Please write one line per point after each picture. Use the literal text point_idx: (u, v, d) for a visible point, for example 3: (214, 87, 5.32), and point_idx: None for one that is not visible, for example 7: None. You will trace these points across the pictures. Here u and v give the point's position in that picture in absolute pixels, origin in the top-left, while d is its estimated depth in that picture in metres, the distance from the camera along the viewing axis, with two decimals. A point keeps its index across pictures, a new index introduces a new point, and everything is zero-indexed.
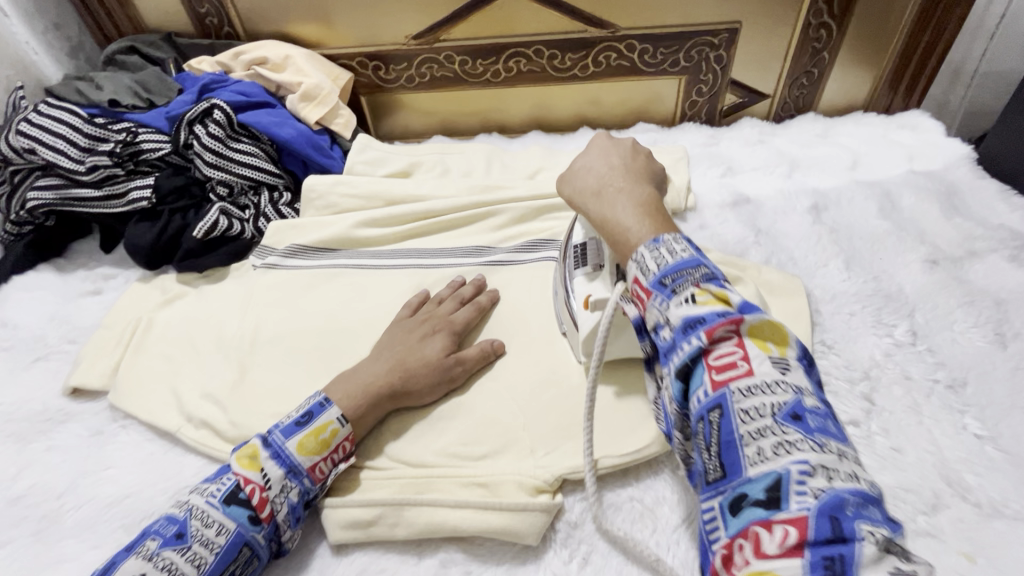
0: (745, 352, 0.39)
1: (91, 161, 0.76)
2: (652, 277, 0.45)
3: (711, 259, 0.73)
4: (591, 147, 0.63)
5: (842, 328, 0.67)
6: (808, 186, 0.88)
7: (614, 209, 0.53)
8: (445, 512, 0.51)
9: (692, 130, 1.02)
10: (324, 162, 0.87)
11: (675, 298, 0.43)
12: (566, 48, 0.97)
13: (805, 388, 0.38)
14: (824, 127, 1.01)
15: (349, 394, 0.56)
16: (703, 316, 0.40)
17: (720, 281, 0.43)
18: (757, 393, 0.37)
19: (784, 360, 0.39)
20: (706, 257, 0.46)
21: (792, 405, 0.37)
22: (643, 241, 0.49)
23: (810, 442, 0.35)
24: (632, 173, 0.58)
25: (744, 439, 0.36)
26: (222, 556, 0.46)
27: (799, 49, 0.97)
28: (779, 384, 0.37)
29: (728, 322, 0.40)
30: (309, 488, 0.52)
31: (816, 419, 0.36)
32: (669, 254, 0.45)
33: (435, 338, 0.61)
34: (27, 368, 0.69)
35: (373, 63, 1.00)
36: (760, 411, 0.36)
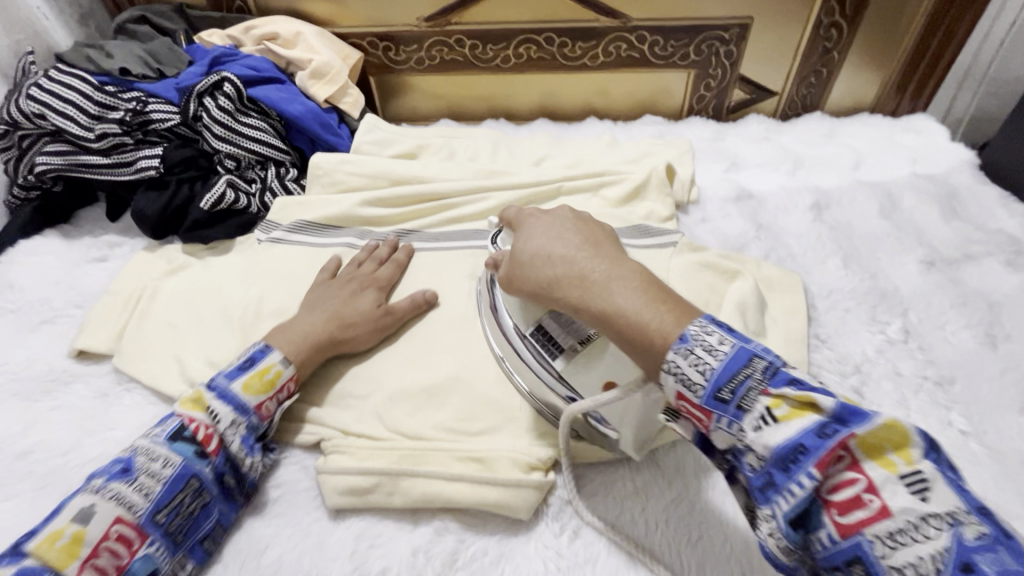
0: (868, 481, 0.33)
1: (100, 129, 0.77)
2: (703, 393, 0.38)
3: (710, 251, 0.74)
4: (534, 232, 0.52)
5: (836, 323, 0.68)
6: (811, 185, 0.89)
7: (613, 298, 0.43)
8: (440, 484, 0.53)
9: (698, 125, 1.03)
10: (332, 140, 0.88)
11: (746, 419, 0.37)
12: (576, 36, 0.97)
13: (961, 509, 0.31)
14: (830, 127, 1.02)
15: (290, 342, 0.59)
16: (798, 440, 0.34)
17: (787, 373, 0.37)
18: (901, 541, 0.31)
19: (918, 474, 0.32)
20: (753, 341, 0.39)
21: (954, 550, 0.30)
22: (667, 340, 0.40)
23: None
24: (602, 247, 0.48)
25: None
26: (169, 486, 0.49)
27: (809, 48, 0.97)
28: (923, 518, 0.31)
29: (832, 446, 0.33)
30: (258, 424, 0.55)
31: (989, 558, 0.29)
32: (709, 355, 0.38)
33: (365, 293, 0.66)
34: (33, 330, 0.70)
35: (384, 43, 1.00)
36: (916, 564, 0.30)
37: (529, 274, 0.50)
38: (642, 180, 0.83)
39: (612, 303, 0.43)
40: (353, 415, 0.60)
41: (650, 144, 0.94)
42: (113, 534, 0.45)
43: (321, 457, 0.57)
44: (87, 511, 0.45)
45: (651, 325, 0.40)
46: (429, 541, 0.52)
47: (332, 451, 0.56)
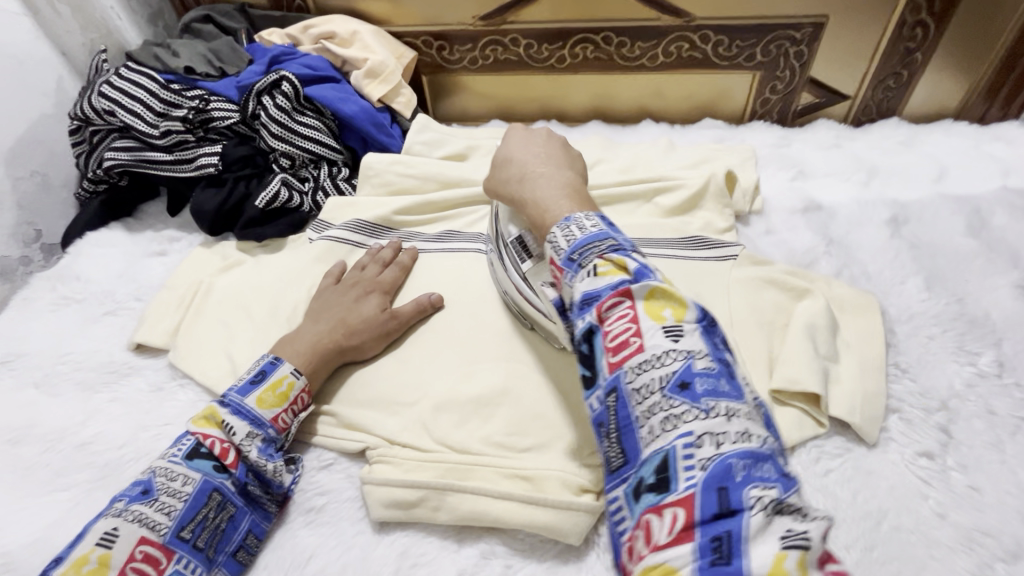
0: (637, 325, 0.41)
1: (165, 126, 0.79)
2: (563, 255, 0.47)
3: (775, 266, 0.70)
4: (510, 140, 0.64)
5: (918, 351, 0.62)
6: (888, 197, 0.82)
7: (536, 189, 0.56)
8: (485, 503, 0.51)
9: (762, 130, 0.97)
10: (384, 140, 0.87)
11: (580, 273, 0.45)
12: (636, 36, 0.94)
13: (699, 352, 0.40)
14: (909, 134, 0.94)
15: (298, 352, 0.59)
16: (598, 290, 0.43)
17: (626, 251, 0.45)
18: (649, 373, 0.39)
19: (678, 326, 0.41)
20: (619, 231, 0.47)
21: (680, 375, 0.38)
22: (558, 218, 0.51)
23: (694, 413, 0.37)
24: (553, 158, 0.60)
25: (639, 419, 0.39)
26: (191, 502, 0.49)
27: (889, 49, 0.90)
28: (668, 355, 0.39)
29: (618, 296, 0.42)
30: (276, 436, 0.55)
31: (705, 383, 0.38)
32: (578, 230, 0.47)
33: (370, 299, 0.65)
34: (96, 322, 0.72)
35: (438, 43, 0.99)
36: (650, 386, 0.39)
37: (494, 174, 0.63)
38: (702, 189, 0.78)
39: (534, 193, 0.56)
40: (399, 423, 0.58)
41: (710, 149, 0.89)
42: (139, 555, 0.45)
43: (366, 467, 0.56)
44: (110, 535, 0.45)
45: (548, 211, 0.53)
46: (475, 563, 0.50)
47: (377, 461, 0.55)
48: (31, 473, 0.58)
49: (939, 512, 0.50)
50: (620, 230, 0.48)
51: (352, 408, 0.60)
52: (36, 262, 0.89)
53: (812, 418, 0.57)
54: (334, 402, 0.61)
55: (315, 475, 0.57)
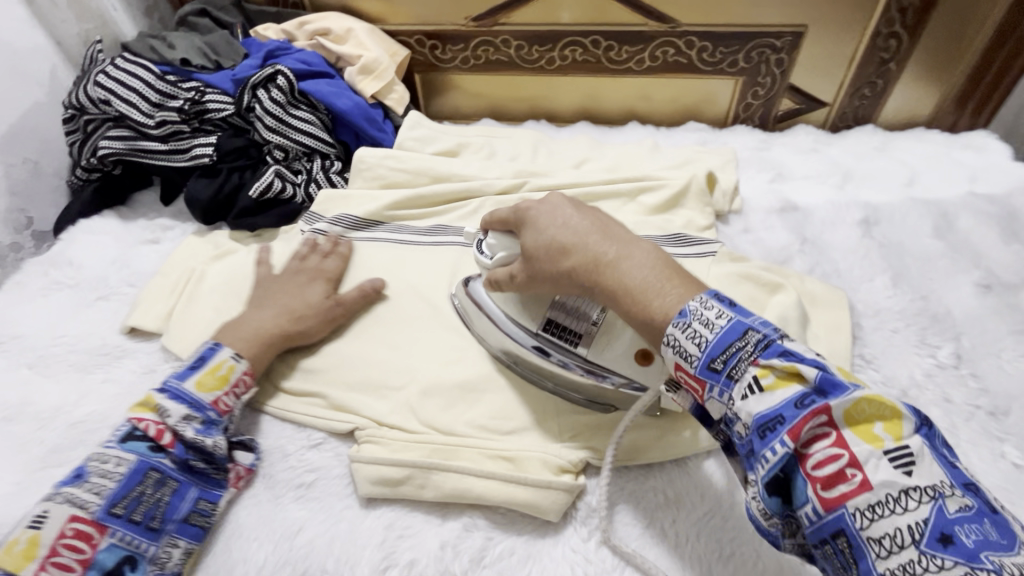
0: (852, 456, 0.35)
1: (160, 116, 0.80)
2: (699, 364, 0.40)
3: (751, 262, 0.73)
4: (538, 218, 0.52)
5: (883, 344, 0.66)
6: (860, 200, 0.86)
7: (626, 276, 0.45)
8: (467, 480, 0.53)
9: (744, 134, 1.01)
10: (376, 135, 0.90)
11: (737, 387, 0.39)
12: (624, 40, 0.97)
13: (945, 486, 0.34)
14: (883, 140, 0.98)
15: (243, 339, 0.61)
16: (780, 411, 0.36)
17: (781, 346, 0.38)
18: (883, 514, 0.33)
19: (905, 448, 0.35)
20: (749, 313, 0.41)
21: (935, 521, 0.32)
22: (667, 313, 0.42)
23: (969, 569, 0.31)
24: (605, 226, 0.49)
25: (887, 574, 0.33)
26: (124, 481, 0.51)
27: (865, 59, 0.94)
28: (912, 494, 0.33)
29: (811, 418, 0.36)
30: (218, 418, 0.56)
31: (969, 530, 0.32)
32: (706, 328, 0.40)
33: (313, 286, 0.68)
34: (89, 306, 0.73)
35: (431, 42, 1.01)
36: (895, 534, 0.33)
37: (537, 264, 0.51)
38: (684, 188, 0.82)
39: (625, 282, 0.45)
40: (387, 406, 0.60)
41: (693, 151, 0.92)
42: (69, 532, 0.48)
43: (355, 446, 0.58)
44: (39, 517, 0.47)
45: (655, 303, 0.43)
46: (458, 536, 0.52)
47: (365, 440, 0.57)
48: (23, 450, 0.59)
49: None
50: (749, 313, 0.42)
51: (340, 391, 0.62)
52: (26, 249, 0.90)
53: None
54: (323, 384, 0.63)
55: (305, 453, 0.59)
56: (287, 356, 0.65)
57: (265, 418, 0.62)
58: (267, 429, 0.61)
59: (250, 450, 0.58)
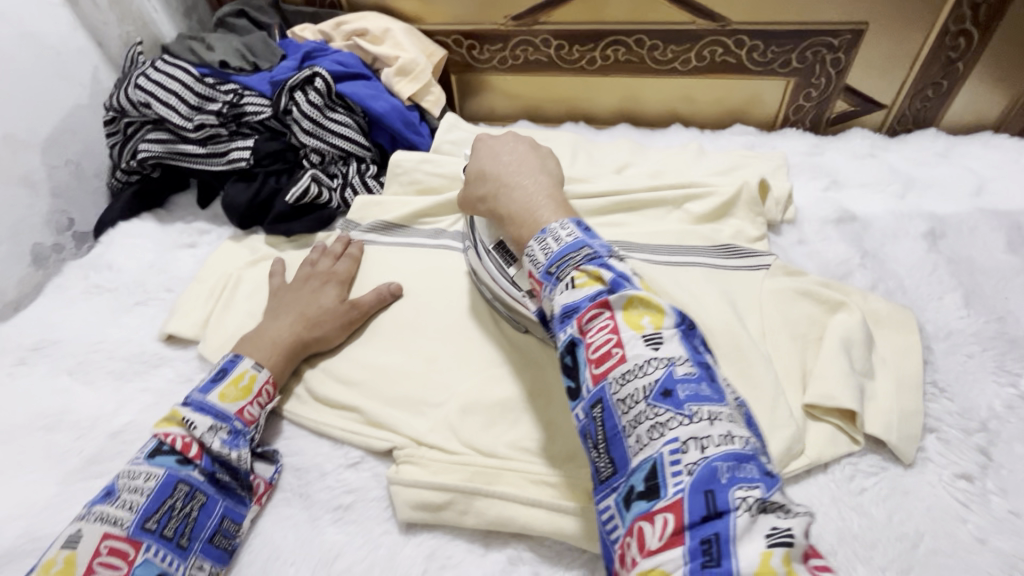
0: (618, 337, 0.42)
1: (199, 119, 0.79)
2: (541, 268, 0.48)
3: (808, 276, 0.69)
4: (481, 151, 0.63)
5: (956, 370, 0.61)
6: (924, 210, 0.80)
7: (510, 202, 0.56)
8: (513, 507, 0.51)
9: (795, 137, 0.96)
10: (412, 138, 0.87)
11: (558, 286, 0.46)
12: (669, 39, 0.92)
13: (680, 358, 0.41)
14: (946, 145, 0.92)
15: (262, 349, 0.61)
16: (577, 302, 0.44)
17: (602, 261, 0.46)
18: (631, 381, 0.40)
19: (657, 332, 0.42)
20: (596, 236, 0.49)
21: (663, 382, 0.39)
22: (534, 230, 0.51)
23: (676, 417, 0.38)
24: (529, 164, 0.59)
25: (624, 427, 0.40)
26: (156, 495, 0.49)
27: (930, 58, 0.88)
28: (650, 362, 0.40)
29: (595, 306, 0.43)
30: (244, 428, 0.56)
31: (685, 388, 0.39)
32: (555, 242, 0.48)
33: (327, 290, 0.67)
34: (128, 311, 0.73)
35: (468, 41, 0.99)
36: (635, 396, 0.40)
37: (468, 188, 0.63)
38: (734, 196, 0.77)
39: (507, 207, 0.56)
40: (425, 424, 0.58)
41: (742, 156, 0.88)
42: (104, 549, 0.46)
43: (393, 466, 0.56)
44: (73, 537, 0.46)
45: (528, 222, 0.53)
46: (502, 569, 0.50)
47: (404, 461, 0.55)
48: (64, 460, 0.59)
49: (979, 537, 0.49)
50: (596, 236, 0.49)
51: (377, 406, 0.60)
52: (68, 249, 0.90)
53: (846, 435, 0.55)
54: (360, 399, 0.61)
55: (343, 472, 0.57)
56: (328, 369, 0.63)
57: (302, 433, 0.60)
58: (304, 444, 0.60)
59: (271, 463, 0.58)
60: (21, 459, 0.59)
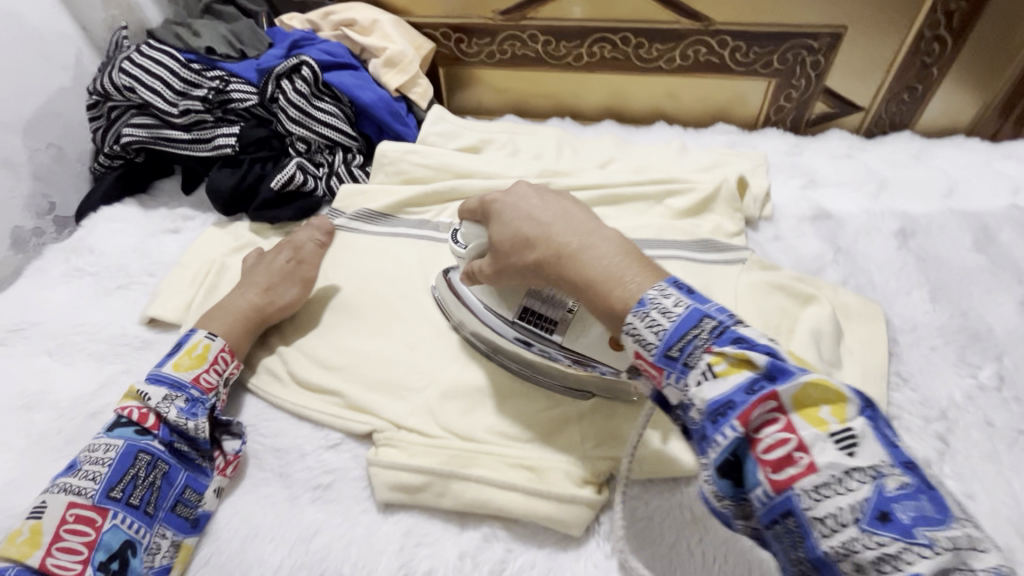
0: (800, 441, 0.34)
1: (184, 104, 0.79)
2: (656, 350, 0.39)
3: (782, 271, 0.71)
4: (504, 210, 0.52)
5: (920, 362, 0.63)
6: (896, 209, 0.83)
7: (584, 267, 0.44)
8: (490, 489, 0.52)
9: (775, 137, 0.98)
10: (399, 129, 0.88)
11: (691, 373, 0.38)
12: (654, 38, 0.94)
13: (886, 464, 0.33)
14: (920, 148, 0.95)
15: (221, 319, 0.63)
16: (730, 396, 0.36)
17: (734, 333, 0.38)
18: (828, 494, 0.33)
19: (848, 430, 0.34)
20: (704, 299, 0.40)
21: (875, 500, 0.32)
22: (626, 302, 0.41)
23: (906, 545, 0.31)
24: (573, 212, 0.48)
25: (829, 552, 0.33)
26: (115, 465, 0.51)
27: (906, 62, 0.91)
28: (848, 473, 0.33)
29: (758, 403, 0.35)
30: (202, 396, 0.57)
31: (906, 506, 0.32)
32: (663, 315, 0.39)
33: (277, 255, 0.70)
34: (109, 295, 0.73)
35: (456, 35, 0.99)
36: (839, 517, 0.32)
37: (504, 258, 0.51)
38: (713, 193, 0.79)
39: (586, 275, 0.44)
40: (405, 408, 0.59)
41: (722, 154, 0.90)
42: (69, 518, 0.48)
43: (372, 448, 0.57)
44: (39, 508, 0.48)
45: (619, 293, 0.41)
46: (477, 546, 0.51)
47: (383, 443, 0.56)
48: (41, 440, 0.59)
49: None
50: (707, 299, 0.41)
51: (359, 390, 0.60)
52: (48, 234, 0.89)
53: None
54: (342, 382, 0.61)
55: (323, 454, 0.58)
56: (309, 353, 0.64)
57: (283, 416, 0.61)
58: (284, 427, 0.60)
59: (237, 437, 0.57)
60: None
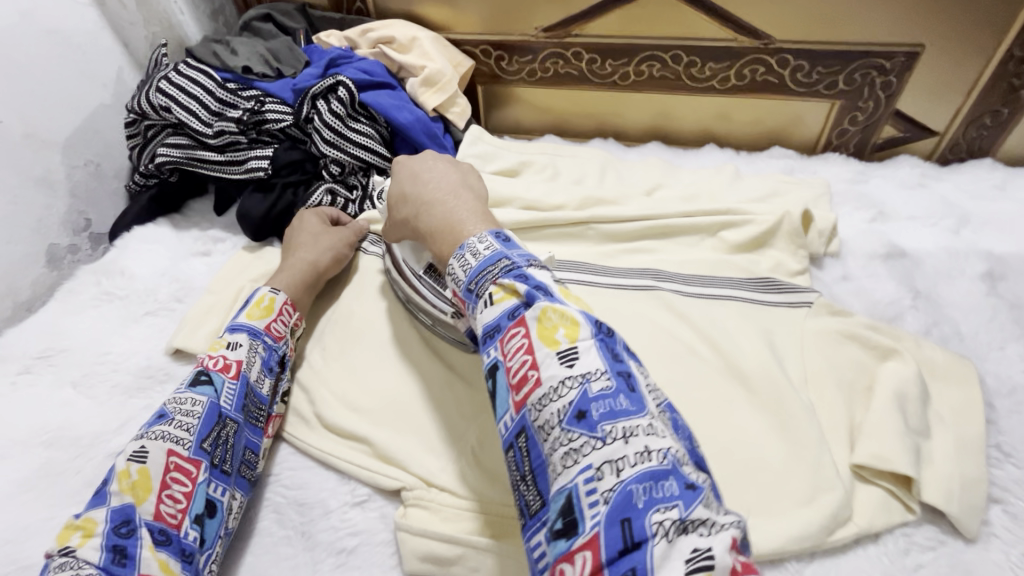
0: (534, 358, 0.38)
1: (218, 126, 0.77)
2: (463, 285, 0.44)
3: (855, 317, 0.63)
4: (399, 172, 0.58)
5: (1022, 432, 0.55)
6: (982, 248, 0.74)
7: (431, 219, 0.51)
8: (528, 562, 0.47)
9: (838, 163, 0.90)
10: (436, 152, 0.84)
11: (478, 303, 0.42)
12: (708, 56, 0.88)
13: (597, 371, 0.36)
14: (1004, 178, 0.86)
15: (279, 279, 0.65)
16: (496, 320, 0.40)
17: (522, 271, 0.42)
18: (546, 405, 0.36)
19: (574, 348, 0.37)
20: (515, 248, 0.45)
21: (577, 402, 0.35)
22: (455, 246, 0.47)
23: (592, 441, 0.34)
24: (454, 181, 0.54)
25: (547, 459, 0.36)
26: (206, 420, 0.50)
27: (990, 85, 0.82)
28: (565, 382, 0.36)
29: (514, 325, 0.39)
30: (273, 345, 0.59)
31: (601, 406, 0.35)
32: (473, 256, 0.44)
33: (313, 217, 0.73)
34: (137, 321, 0.71)
35: (497, 52, 0.95)
36: (550, 422, 0.36)
37: (390, 212, 0.59)
38: (775, 227, 0.72)
39: (432, 226, 0.51)
40: (437, 463, 0.54)
41: (781, 182, 0.83)
42: (173, 465, 0.47)
43: (401, 508, 0.53)
44: (140, 453, 0.46)
45: (450, 241, 0.48)
46: None
47: (412, 504, 0.52)
48: (62, 480, 0.56)
49: None
50: (519, 247, 0.45)
51: (388, 438, 0.56)
52: (83, 251, 0.88)
53: (899, 501, 0.51)
54: (370, 428, 0.57)
55: (349, 511, 0.53)
56: (336, 393, 0.60)
57: (307, 464, 0.57)
58: (309, 477, 0.56)
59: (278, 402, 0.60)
60: (18, 475, 0.56)
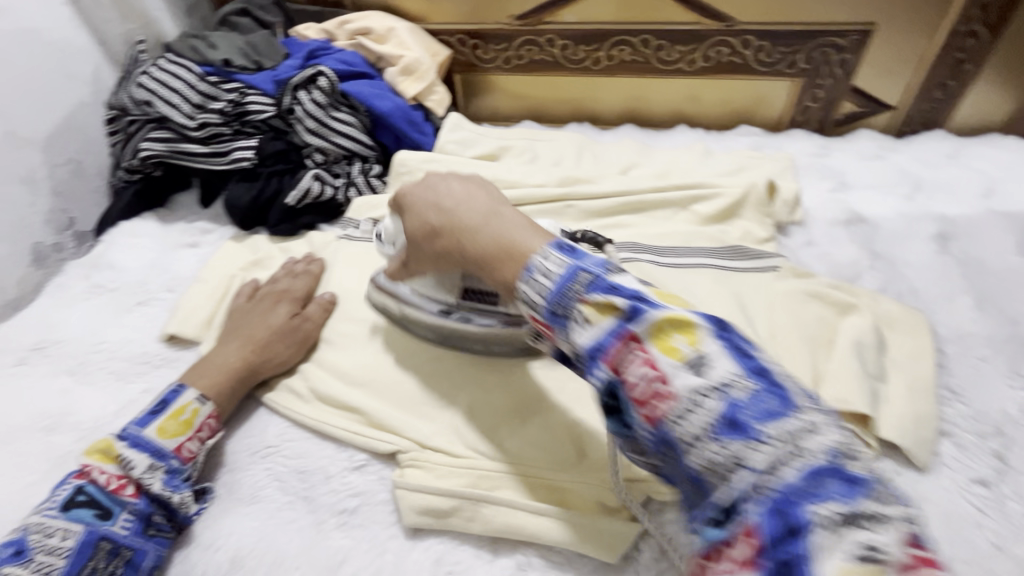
0: (659, 372, 0.36)
1: (201, 118, 0.79)
2: (544, 310, 0.41)
3: (818, 278, 0.68)
4: (415, 206, 0.52)
5: (970, 375, 0.60)
6: (934, 212, 0.79)
7: (482, 245, 0.46)
8: (518, 509, 0.51)
9: (801, 139, 0.95)
10: (417, 138, 0.87)
11: (571, 325, 0.40)
12: (675, 39, 0.92)
13: (734, 375, 0.35)
14: (955, 147, 0.91)
15: (204, 376, 0.58)
16: (601, 340, 0.38)
17: (608, 282, 0.39)
18: (686, 418, 0.35)
19: (700, 353, 0.36)
20: (586, 254, 0.41)
21: (725, 411, 0.34)
22: (517, 269, 0.43)
23: (750, 445, 0.33)
24: (482, 201, 0.48)
25: (696, 468, 0.35)
26: (74, 558, 0.47)
27: (938, 59, 0.87)
28: (700, 393, 0.35)
29: (619, 343, 0.38)
30: (180, 467, 0.53)
31: (752, 409, 0.34)
32: (545, 277, 0.41)
33: (278, 307, 0.65)
34: (129, 311, 0.72)
35: (473, 41, 0.98)
36: (691, 431, 0.35)
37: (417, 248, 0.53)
38: (742, 198, 0.76)
39: (484, 257, 0.45)
40: (431, 427, 0.57)
41: (748, 157, 0.87)
42: None
43: (398, 470, 0.55)
44: None
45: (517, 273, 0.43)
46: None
47: (409, 465, 0.55)
48: (64, 464, 0.57)
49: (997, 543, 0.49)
50: (590, 253, 0.42)
51: (382, 407, 0.59)
52: (68, 249, 0.88)
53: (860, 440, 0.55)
54: (364, 398, 0.60)
55: (348, 476, 0.56)
56: (329, 367, 0.63)
57: (305, 436, 0.59)
58: (308, 447, 0.58)
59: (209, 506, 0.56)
60: (20, 460, 0.58)
